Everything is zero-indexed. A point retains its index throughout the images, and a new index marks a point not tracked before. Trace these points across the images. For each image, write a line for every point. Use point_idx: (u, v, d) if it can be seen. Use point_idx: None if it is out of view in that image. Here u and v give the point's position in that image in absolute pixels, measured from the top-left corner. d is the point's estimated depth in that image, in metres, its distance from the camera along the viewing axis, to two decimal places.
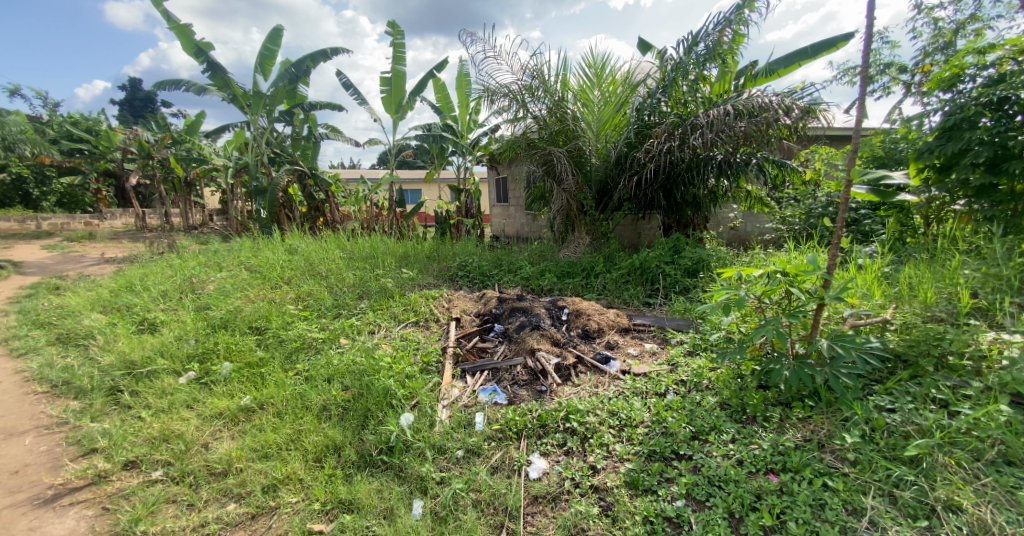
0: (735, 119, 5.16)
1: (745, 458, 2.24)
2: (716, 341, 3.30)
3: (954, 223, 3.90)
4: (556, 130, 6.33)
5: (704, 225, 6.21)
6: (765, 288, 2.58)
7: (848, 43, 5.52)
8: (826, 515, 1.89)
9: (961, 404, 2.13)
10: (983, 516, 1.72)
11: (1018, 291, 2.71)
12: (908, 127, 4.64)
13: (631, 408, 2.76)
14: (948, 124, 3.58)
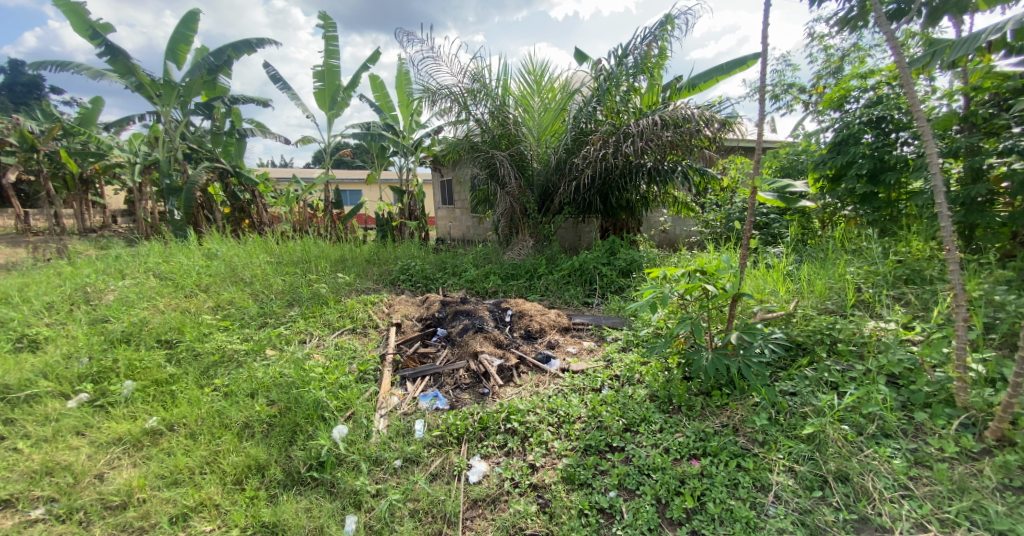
0: (662, 128, 5.50)
1: (671, 446, 2.40)
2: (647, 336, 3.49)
3: (844, 226, 4.44)
4: (498, 134, 6.38)
5: (639, 227, 6.53)
6: (687, 286, 2.78)
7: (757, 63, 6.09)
8: (739, 493, 2.06)
9: (847, 385, 2.42)
10: (865, 484, 1.95)
11: (891, 285, 3.17)
12: (807, 141, 5.22)
13: (569, 405, 2.84)
14: (838, 140, 4.07)
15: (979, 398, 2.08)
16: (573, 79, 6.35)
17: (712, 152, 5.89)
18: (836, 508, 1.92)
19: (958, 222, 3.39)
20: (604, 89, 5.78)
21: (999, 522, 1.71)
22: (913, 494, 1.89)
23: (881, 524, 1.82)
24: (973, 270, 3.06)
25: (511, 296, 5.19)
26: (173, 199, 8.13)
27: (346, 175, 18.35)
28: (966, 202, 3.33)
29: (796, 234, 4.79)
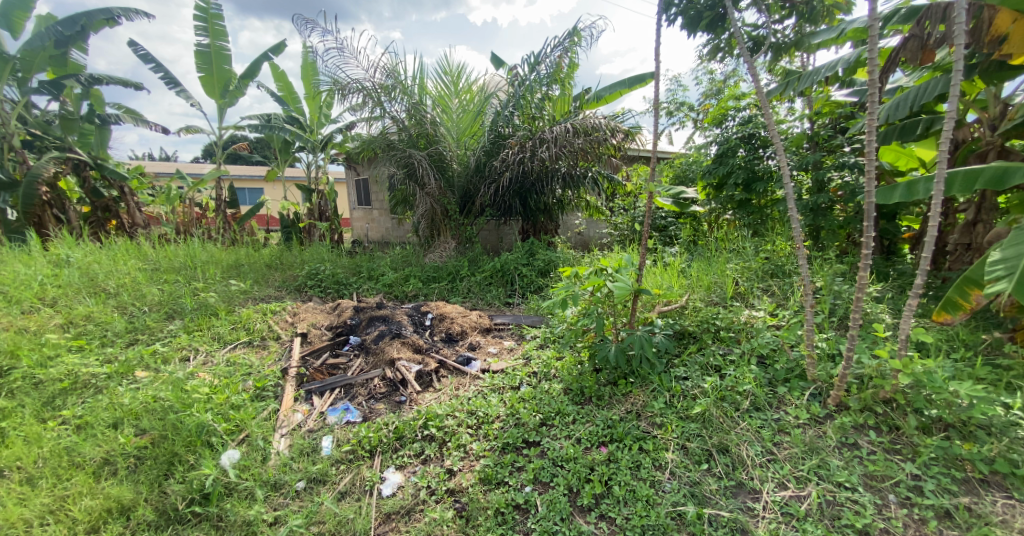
0: (574, 136, 5.76)
1: (582, 436, 2.52)
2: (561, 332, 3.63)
3: (727, 228, 5.04)
4: (415, 133, 6.18)
5: (556, 230, 6.74)
6: (594, 283, 2.95)
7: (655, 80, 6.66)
8: (641, 474, 2.23)
9: (728, 367, 2.73)
10: (741, 453, 2.21)
11: (761, 278, 3.66)
12: (697, 152, 5.83)
13: (488, 405, 2.84)
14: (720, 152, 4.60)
15: (823, 371, 2.48)
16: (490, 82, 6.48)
17: (618, 160, 6.28)
18: (719, 478, 2.16)
19: (808, 224, 4.01)
20: (519, 95, 5.94)
21: (838, 474, 2.03)
22: (776, 458, 2.18)
23: (753, 487, 2.08)
24: (820, 264, 3.64)
25: (432, 299, 5.07)
26: (5, 195, 6.68)
27: (243, 171, 16.60)
28: (813, 207, 3.96)
29: (689, 235, 5.33)
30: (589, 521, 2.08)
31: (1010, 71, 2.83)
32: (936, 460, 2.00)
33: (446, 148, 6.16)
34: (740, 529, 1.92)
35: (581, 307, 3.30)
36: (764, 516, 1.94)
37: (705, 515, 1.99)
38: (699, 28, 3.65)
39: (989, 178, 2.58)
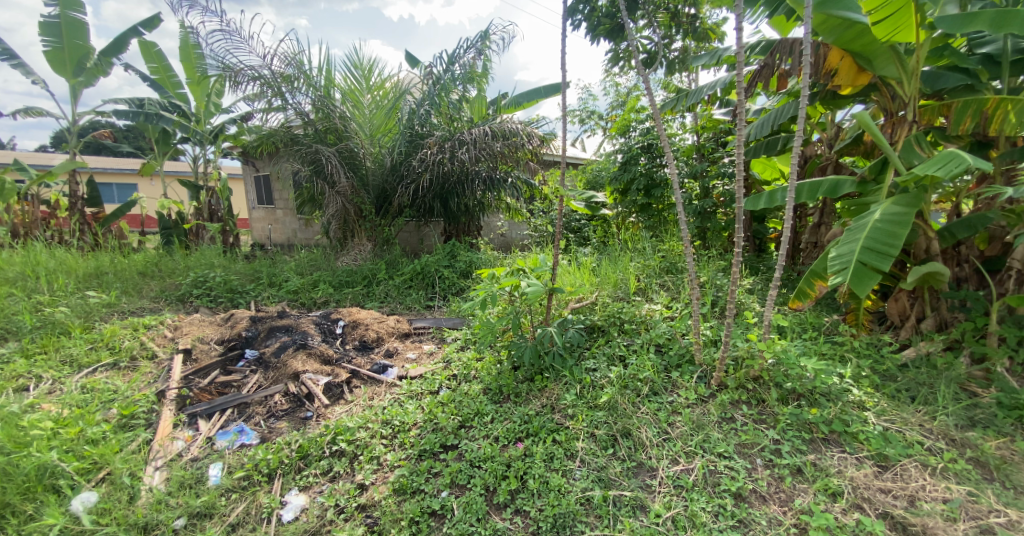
0: (492, 139, 5.81)
1: (500, 434, 2.55)
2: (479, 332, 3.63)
3: (631, 229, 5.45)
4: (323, 127, 5.78)
5: (479, 231, 6.72)
6: (511, 283, 2.99)
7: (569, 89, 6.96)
8: (554, 465, 2.31)
9: (631, 356, 2.95)
10: (640, 436, 2.40)
11: (659, 275, 4.02)
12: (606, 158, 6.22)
13: (404, 413, 2.75)
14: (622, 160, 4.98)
15: (708, 356, 2.78)
16: (405, 79, 6.25)
17: (536, 164, 6.41)
18: (623, 460, 2.32)
19: (697, 226, 4.48)
20: (434, 94, 5.81)
21: (718, 445, 2.28)
22: (670, 436, 2.40)
23: (651, 465, 2.27)
24: (706, 261, 4.08)
25: (344, 305, 4.77)
26: None
27: (108, 163, 14.26)
28: (699, 211, 4.43)
29: (600, 235, 5.67)
30: (504, 518, 2.10)
31: (841, 100, 3.42)
32: (792, 426, 2.34)
33: (359, 142, 5.88)
34: (640, 506, 2.08)
35: (500, 305, 3.36)
36: (660, 491, 2.13)
37: (610, 497, 2.12)
38: (600, 36, 3.88)
39: (827, 187, 3.10)
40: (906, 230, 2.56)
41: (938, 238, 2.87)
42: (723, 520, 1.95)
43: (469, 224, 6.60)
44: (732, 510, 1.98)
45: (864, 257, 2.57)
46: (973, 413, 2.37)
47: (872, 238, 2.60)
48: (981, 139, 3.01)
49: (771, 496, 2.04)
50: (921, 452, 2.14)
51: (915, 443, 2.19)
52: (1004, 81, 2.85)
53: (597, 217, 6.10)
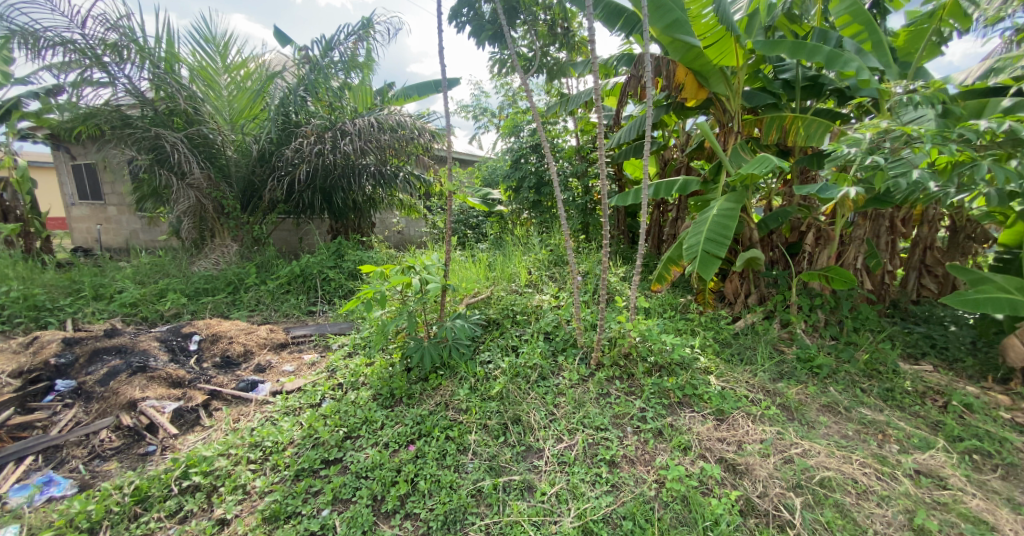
0: (379, 131, 5.47)
1: (389, 439, 2.44)
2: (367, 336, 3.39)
3: (523, 224, 5.63)
4: (166, 109, 4.94)
5: (371, 228, 6.33)
6: (403, 281, 2.87)
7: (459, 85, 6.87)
8: (445, 462, 2.28)
9: (522, 346, 3.04)
10: (528, 421, 2.49)
11: (548, 267, 4.22)
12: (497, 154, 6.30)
13: (279, 432, 2.48)
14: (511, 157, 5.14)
15: (588, 338, 2.98)
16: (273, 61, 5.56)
17: (428, 159, 6.22)
18: (513, 446, 2.38)
19: (579, 222, 4.79)
20: (312, 79, 5.23)
21: (596, 419, 2.46)
22: (556, 416, 2.53)
23: (539, 447, 2.36)
24: (586, 253, 4.40)
25: (203, 316, 4.13)
26: None
27: None
28: (580, 207, 4.76)
29: (495, 230, 5.74)
30: (393, 525, 2.02)
31: (688, 111, 3.90)
32: (655, 394, 2.63)
33: (216, 128, 5.13)
34: (528, 487, 2.15)
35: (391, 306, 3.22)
36: (546, 470, 2.23)
37: (499, 485, 2.16)
38: (485, 40, 3.87)
39: (679, 186, 3.53)
40: (736, 221, 3.04)
41: (757, 228, 3.46)
42: (599, 487, 2.11)
43: (359, 222, 6.16)
44: (607, 476, 2.15)
45: (707, 245, 3.00)
46: (782, 368, 2.91)
47: (713, 230, 3.05)
48: (784, 148, 3.69)
49: (638, 458, 2.26)
50: (747, 404, 2.56)
51: (744, 397, 2.60)
52: (797, 102, 3.51)
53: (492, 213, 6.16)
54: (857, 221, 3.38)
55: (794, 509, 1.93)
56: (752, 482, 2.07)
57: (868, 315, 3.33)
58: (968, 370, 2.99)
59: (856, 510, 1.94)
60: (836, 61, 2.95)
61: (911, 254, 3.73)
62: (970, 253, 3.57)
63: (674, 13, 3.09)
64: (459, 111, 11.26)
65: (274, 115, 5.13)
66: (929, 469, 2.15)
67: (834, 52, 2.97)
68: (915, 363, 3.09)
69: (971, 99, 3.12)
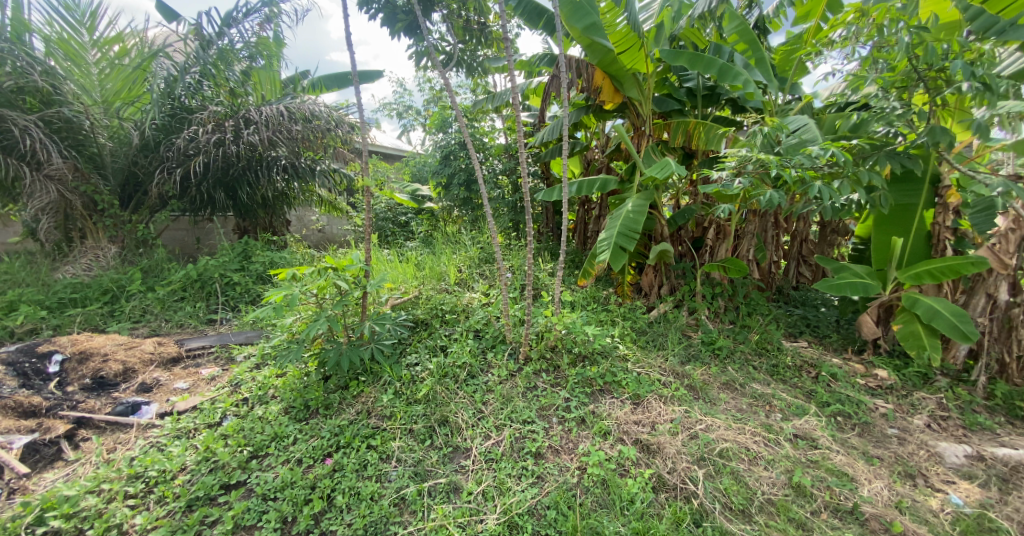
0: (290, 121, 5.03)
1: (303, 454, 2.26)
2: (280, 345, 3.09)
3: (454, 221, 5.53)
4: (12, 87, 4.04)
5: (285, 226, 5.76)
6: (316, 285, 2.65)
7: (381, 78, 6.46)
8: (366, 473, 2.16)
9: (451, 345, 2.97)
10: (457, 421, 2.43)
11: (478, 264, 4.19)
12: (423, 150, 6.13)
13: (169, 457, 2.19)
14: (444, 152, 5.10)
15: (517, 333, 2.99)
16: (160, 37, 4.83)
17: (348, 152, 5.94)
18: (439, 449, 2.32)
19: (508, 218, 4.82)
20: (208, 62, 4.67)
21: (523, 413, 2.47)
22: (484, 414, 2.50)
23: (466, 446, 2.32)
24: (514, 250, 4.43)
25: (69, 331, 3.50)
26: None
27: None
28: (510, 204, 4.79)
29: (424, 228, 5.56)
30: None
31: (605, 114, 4.07)
32: (578, 383, 2.71)
33: (82, 110, 4.38)
34: (454, 489, 2.11)
35: (304, 311, 2.97)
36: (472, 469, 2.19)
37: (424, 490, 2.09)
38: (399, 31, 3.78)
39: (599, 185, 3.68)
40: (645, 217, 3.23)
41: (668, 224, 3.70)
42: (524, 480, 2.12)
43: (270, 220, 5.57)
44: (532, 469, 2.17)
45: (619, 239, 3.18)
46: (690, 351, 3.16)
47: (624, 224, 3.21)
48: (688, 152, 3.97)
49: (562, 447, 2.31)
50: (659, 386, 2.73)
51: (657, 381, 2.77)
52: (699, 109, 3.77)
53: (421, 211, 5.97)
54: (749, 217, 3.75)
55: (697, 480, 2.09)
56: (663, 460, 2.21)
57: (759, 300, 3.72)
58: (834, 343, 3.47)
59: (748, 475, 2.13)
60: (728, 73, 3.22)
61: (792, 246, 4.25)
62: (835, 245, 4.11)
63: (590, 17, 3.19)
64: (382, 107, 10.84)
65: (159, 99, 4.44)
66: (806, 433, 2.44)
67: (726, 65, 3.23)
68: (795, 340, 3.52)
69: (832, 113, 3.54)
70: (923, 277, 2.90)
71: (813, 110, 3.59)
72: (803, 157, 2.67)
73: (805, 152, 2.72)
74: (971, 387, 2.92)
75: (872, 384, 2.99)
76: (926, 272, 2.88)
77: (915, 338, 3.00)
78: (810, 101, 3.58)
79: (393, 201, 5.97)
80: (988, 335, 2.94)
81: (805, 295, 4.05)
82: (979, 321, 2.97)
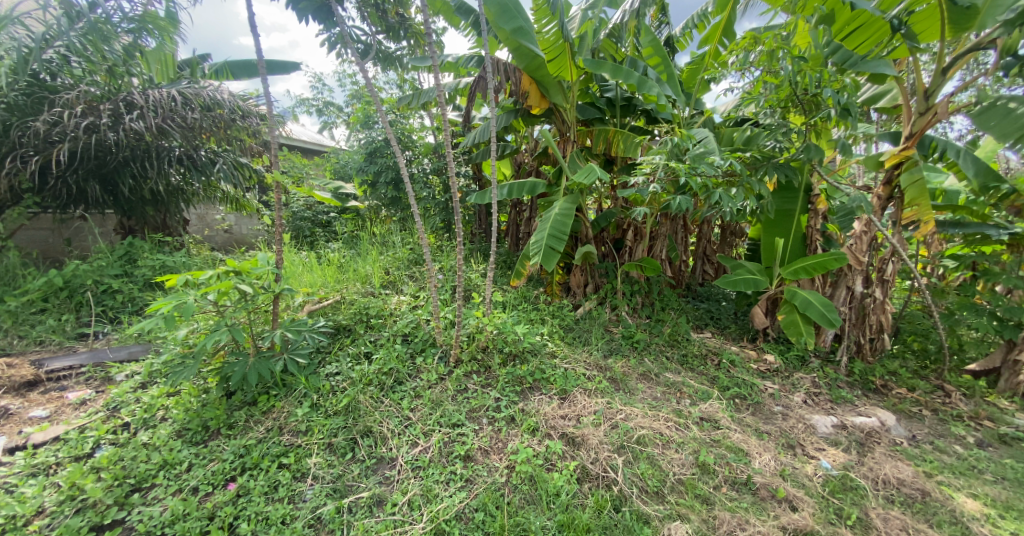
0: (185, 108, 4.59)
1: (199, 482, 2.10)
2: (170, 360, 2.78)
3: (383, 221, 5.40)
4: None
5: (182, 226, 5.28)
6: (214, 290, 2.41)
7: (296, 69, 6.05)
8: (277, 495, 2.06)
9: (376, 351, 2.90)
10: (381, 431, 2.39)
11: (407, 267, 4.12)
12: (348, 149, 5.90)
13: (21, 500, 1.92)
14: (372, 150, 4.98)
15: (446, 336, 2.98)
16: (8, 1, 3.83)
17: (257, 145, 5.52)
18: (361, 461, 2.26)
19: (439, 219, 4.78)
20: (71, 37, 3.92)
21: (452, 417, 2.48)
22: (411, 421, 2.47)
23: (391, 456, 2.28)
24: (444, 252, 4.41)
25: None
26: None
27: None
28: (441, 205, 4.76)
29: (350, 229, 5.35)
30: None
31: (533, 119, 4.19)
32: (509, 382, 2.77)
33: None
34: (377, 502, 2.07)
35: (201, 321, 2.72)
36: (398, 480, 2.17)
37: (343, 507, 2.03)
38: (307, 13, 3.03)
39: (529, 188, 3.79)
40: (572, 219, 3.39)
41: (592, 226, 3.91)
42: (452, 485, 2.13)
43: (163, 218, 5.10)
44: (461, 472, 2.19)
45: (550, 241, 3.31)
46: (611, 345, 3.36)
47: (554, 226, 3.35)
48: (608, 157, 4.23)
49: (491, 447, 2.35)
50: (585, 380, 2.87)
51: (583, 376, 2.91)
52: (617, 118, 4.03)
53: (348, 211, 5.75)
54: (661, 220, 4.05)
55: (618, 468, 2.23)
56: (587, 451, 2.33)
57: (671, 295, 4.04)
58: (733, 333, 3.86)
59: (662, 459, 2.32)
60: (644, 85, 3.46)
61: (698, 245, 4.64)
62: (734, 245, 4.55)
63: (518, 21, 3.27)
64: (300, 102, 10.25)
65: (11, 75, 3.84)
66: (710, 415, 2.70)
67: (641, 77, 3.48)
68: (701, 332, 3.88)
69: (730, 127, 3.95)
70: (800, 272, 3.33)
71: (714, 123, 3.97)
72: (707, 168, 2.98)
73: (710, 164, 3.02)
74: (838, 366, 3.41)
75: (763, 367, 3.38)
76: (804, 268, 3.30)
77: (794, 326, 3.41)
78: (711, 116, 3.96)
79: (315, 200, 5.68)
80: (849, 321, 3.44)
81: (708, 289, 4.48)
82: (843, 309, 3.47)
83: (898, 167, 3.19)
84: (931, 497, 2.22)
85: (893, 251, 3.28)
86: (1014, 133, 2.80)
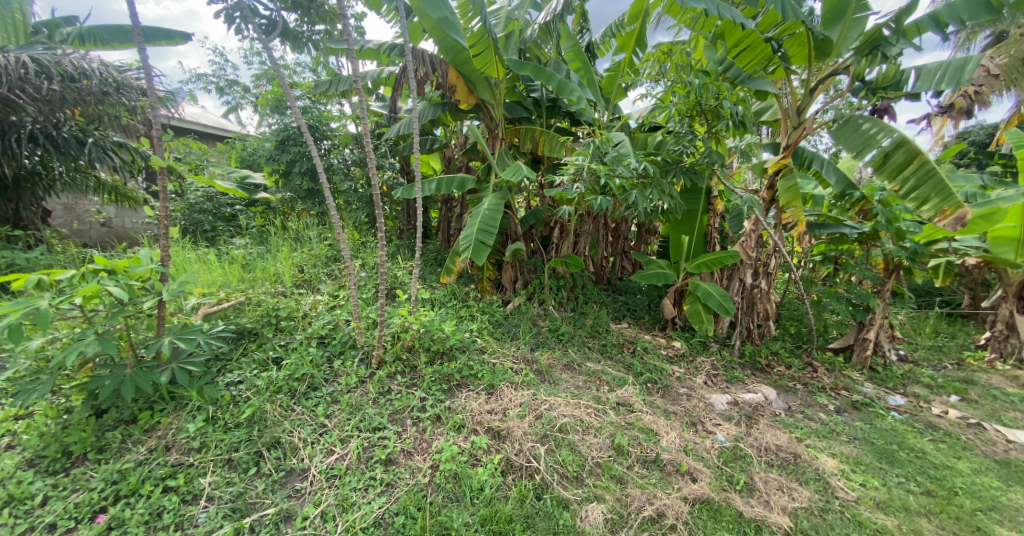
0: (40, 77, 3.83)
1: (59, 517, 1.82)
2: (20, 377, 2.34)
3: (296, 216, 5.03)
4: None
5: (39, 218, 4.48)
6: (77, 292, 2.07)
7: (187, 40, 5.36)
8: (161, 523, 1.85)
9: (287, 356, 2.69)
10: (292, 441, 2.23)
11: (324, 264, 3.88)
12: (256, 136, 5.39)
13: None
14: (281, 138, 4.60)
15: (367, 337, 2.85)
16: None
17: (141, 126, 4.84)
18: (268, 475, 2.10)
19: (360, 214, 4.56)
20: None
21: (373, 421, 2.39)
22: (327, 428, 2.33)
23: (303, 467, 2.14)
24: (364, 249, 4.22)
25: None
26: None
27: None
28: (361, 199, 4.54)
29: (258, 224, 4.91)
30: None
31: (461, 113, 4.14)
32: (435, 381, 2.73)
33: None
34: (285, 517, 1.94)
35: (62, 329, 2.31)
36: (310, 491, 2.04)
37: (245, 526, 1.87)
38: None
39: (457, 183, 3.76)
40: (501, 215, 3.42)
41: (519, 223, 3.98)
42: (372, 491, 2.05)
43: (13, 209, 4.28)
44: (382, 477, 2.11)
45: (479, 236, 3.30)
46: (537, 339, 3.45)
47: (483, 221, 3.36)
48: (534, 156, 4.30)
49: (415, 448, 2.30)
50: (511, 374, 2.91)
51: (509, 370, 2.95)
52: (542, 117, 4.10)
53: (256, 204, 5.27)
54: (584, 218, 4.22)
55: (540, 457, 2.30)
56: (511, 443, 2.37)
57: (592, 290, 4.24)
58: (645, 324, 4.15)
59: (581, 444, 2.43)
60: (565, 88, 3.56)
61: (616, 243, 4.90)
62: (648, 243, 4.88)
63: (444, 10, 3.20)
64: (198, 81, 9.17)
65: None
66: (625, 400, 2.89)
67: (562, 80, 3.58)
68: (618, 323, 4.12)
69: (644, 132, 4.22)
70: (702, 266, 3.66)
71: (630, 128, 4.21)
72: (623, 170, 3.16)
73: (626, 167, 3.21)
74: (731, 350, 3.82)
75: (670, 354, 3.68)
76: (706, 262, 3.63)
77: (697, 315, 3.76)
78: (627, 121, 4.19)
79: (215, 190, 5.11)
80: (741, 309, 3.86)
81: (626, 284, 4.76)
82: (737, 299, 3.89)
83: (778, 173, 3.63)
84: (800, 459, 2.58)
85: (776, 248, 3.73)
86: (860, 147, 3.36)
